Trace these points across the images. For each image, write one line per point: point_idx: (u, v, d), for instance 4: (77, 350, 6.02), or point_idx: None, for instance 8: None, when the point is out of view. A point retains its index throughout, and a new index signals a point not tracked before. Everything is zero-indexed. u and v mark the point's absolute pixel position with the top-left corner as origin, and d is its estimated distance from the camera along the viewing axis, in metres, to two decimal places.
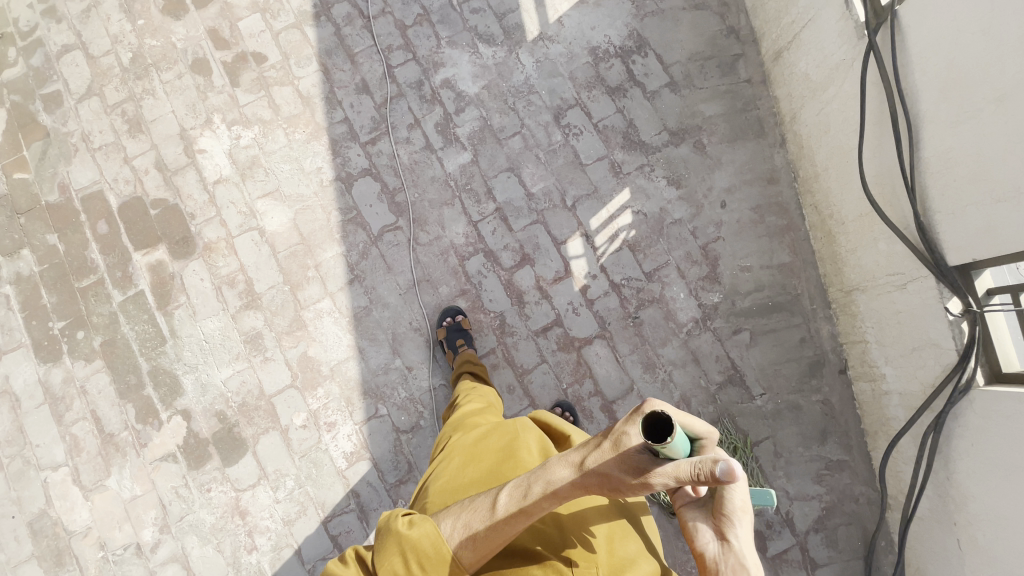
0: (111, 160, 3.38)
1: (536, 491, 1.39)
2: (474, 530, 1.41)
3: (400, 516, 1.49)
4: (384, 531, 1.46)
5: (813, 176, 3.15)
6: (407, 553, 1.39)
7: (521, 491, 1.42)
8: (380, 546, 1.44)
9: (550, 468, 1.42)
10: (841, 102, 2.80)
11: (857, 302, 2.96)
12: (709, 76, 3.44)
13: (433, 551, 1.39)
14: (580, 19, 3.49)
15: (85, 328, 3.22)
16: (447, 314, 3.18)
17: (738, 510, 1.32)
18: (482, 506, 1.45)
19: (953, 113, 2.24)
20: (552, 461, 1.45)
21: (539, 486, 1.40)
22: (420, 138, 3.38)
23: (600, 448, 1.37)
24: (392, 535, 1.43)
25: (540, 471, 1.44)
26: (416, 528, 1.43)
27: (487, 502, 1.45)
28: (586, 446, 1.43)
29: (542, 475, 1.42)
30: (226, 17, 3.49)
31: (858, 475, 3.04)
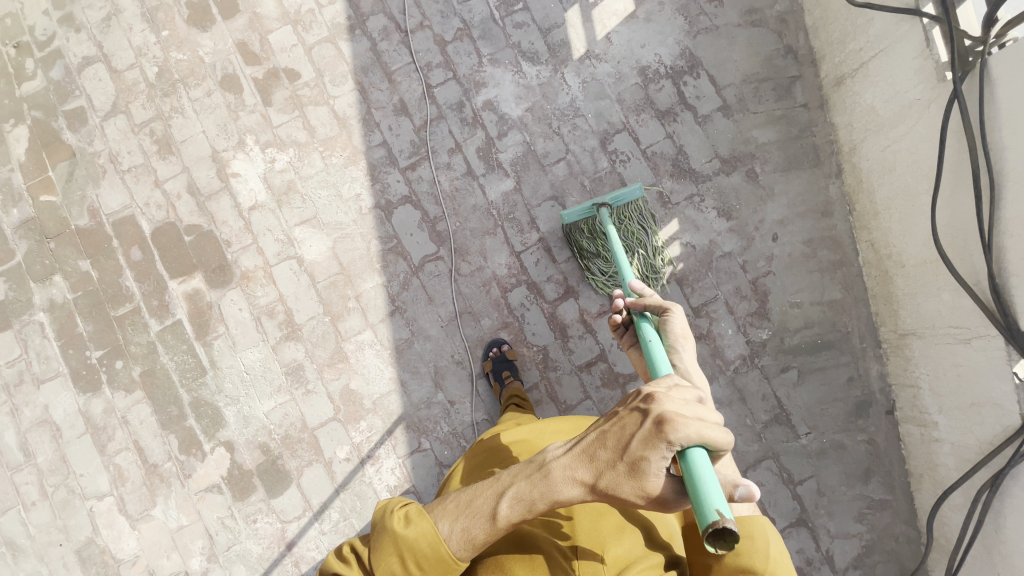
0: (142, 183, 3.26)
1: (542, 508, 1.29)
2: (474, 536, 1.32)
3: (396, 510, 1.39)
4: (378, 526, 1.38)
5: (871, 212, 3.04)
6: (404, 554, 1.32)
7: (526, 505, 1.30)
8: (374, 542, 1.36)
9: (555, 484, 1.29)
10: (912, 143, 2.71)
11: (912, 346, 2.92)
12: (763, 100, 3.27)
13: (431, 553, 1.32)
14: (629, 35, 3.31)
15: (124, 358, 3.18)
16: (493, 346, 3.15)
17: (680, 336, 1.73)
18: (481, 513, 1.32)
19: None
20: (555, 470, 1.30)
21: (544, 502, 1.29)
22: (461, 163, 3.27)
23: (615, 471, 1.26)
24: (387, 535, 1.34)
25: (544, 483, 1.29)
26: (412, 526, 1.34)
27: (486, 508, 1.33)
28: (593, 458, 1.29)
29: (545, 485, 1.29)
30: (255, 29, 3.31)
31: (899, 515, 3.05)
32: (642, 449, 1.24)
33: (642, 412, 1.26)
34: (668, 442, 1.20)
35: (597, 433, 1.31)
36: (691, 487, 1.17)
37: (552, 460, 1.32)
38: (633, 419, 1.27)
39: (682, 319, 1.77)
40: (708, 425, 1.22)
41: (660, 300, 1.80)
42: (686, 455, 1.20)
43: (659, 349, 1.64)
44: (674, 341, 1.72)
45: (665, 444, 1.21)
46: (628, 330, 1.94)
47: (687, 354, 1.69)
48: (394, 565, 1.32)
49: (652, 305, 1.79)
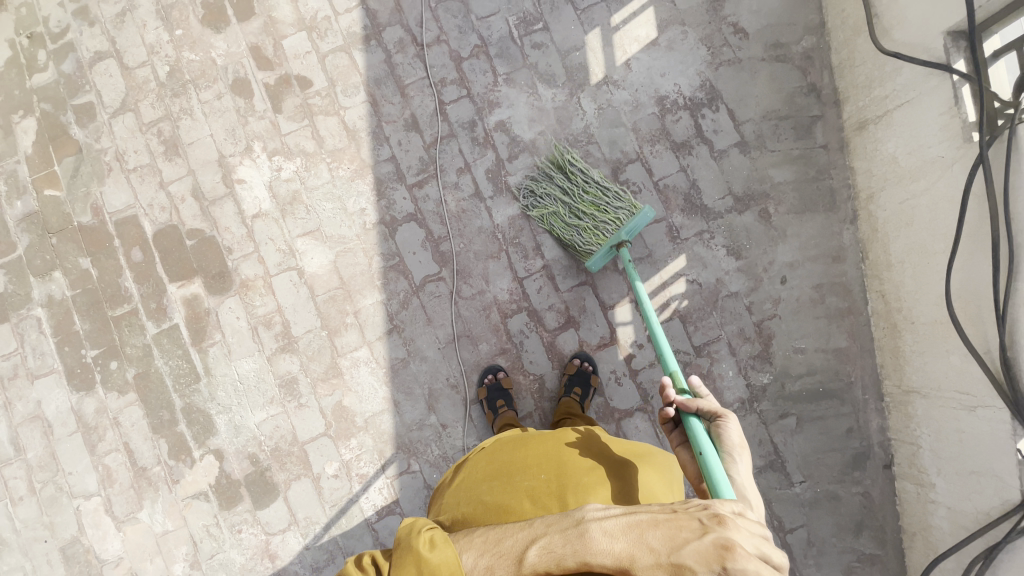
0: (147, 184, 3.23)
1: (572, 565, 1.26)
2: None
3: (423, 532, 1.39)
4: (404, 545, 1.36)
5: (885, 263, 2.97)
6: None
7: (556, 558, 1.27)
8: (395, 560, 1.34)
9: (594, 548, 1.27)
10: (932, 200, 2.64)
11: (916, 404, 2.87)
12: (782, 138, 3.20)
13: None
14: (649, 63, 3.23)
15: (119, 359, 3.17)
16: (488, 372, 3.10)
17: (736, 446, 1.73)
18: (509, 554, 1.30)
19: None
20: (594, 532, 1.29)
21: (575, 560, 1.26)
22: (469, 184, 3.22)
23: (658, 564, 1.24)
24: (411, 555, 1.32)
25: (579, 541, 1.28)
26: (437, 552, 1.33)
27: (516, 550, 1.30)
28: (634, 540, 1.27)
29: (582, 546, 1.27)
30: (270, 33, 3.26)
31: (889, 571, 2.99)
32: (693, 558, 1.21)
33: (705, 525, 1.26)
34: (724, 567, 1.19)
35: (650, 518, 1.30)
36: None
37: (594, 523, 1.31)
38: (692, 526, 1.26)
39: (737, 428, 1.77)
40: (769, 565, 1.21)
41: (713, 405, 1.81)
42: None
43: (716, 460, 1.63)
44: (730, 452, 1.72)
45: (718, 566, 1.19)
46: (675, 427, 1.92)
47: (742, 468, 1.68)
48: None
49: (706, 409, 1.79)
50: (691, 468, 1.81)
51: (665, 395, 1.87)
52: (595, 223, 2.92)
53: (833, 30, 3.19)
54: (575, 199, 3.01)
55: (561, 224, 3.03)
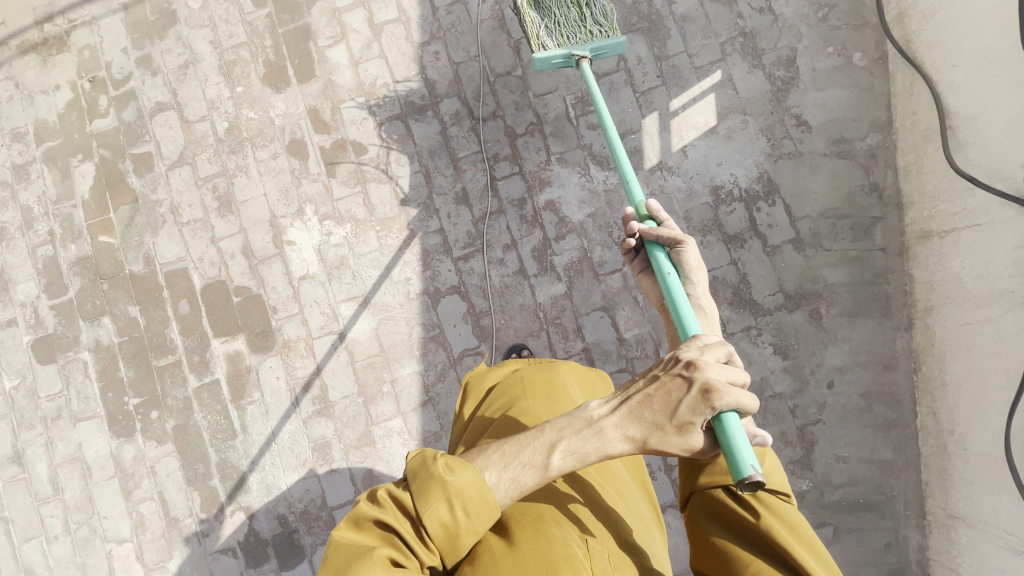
0: (199, 239, 3.32)
1: (595, 460, 1.30)
2: (524, 485, 1.28)
3: (436, 456, 1.28)
4: (420, 472, 1.26)
5: (939, 381, 2.90)
6: (453, 500, 1.23)
7: (579, 458, 1.29)
8: (416, 488, 1.24)
9: (607, 440, 1.30)
10: (999, 331, 2.58)
11: (960, 531, 2.78)
12: (839, 237, 3.12)
13: (479, 499, 1.25)
14: (706, 151, 3.21)
15: (159, 409, 3.25)
16: (512, 350, 3.10)
17: (694, 268, 1.74)
18: (534, 463, 1.29)
19: None
20: (608, 428, 1.31)
21: (596, 456, 1.29)
22: (514, 261, 3.21)
23: (665, 431, 1.30)
24: (435, 482, 1.23)
25: (596, 440, 1.30)
26: (458, 474, 1.25)
27: (538, 459, 1.29)
28: (641, 418, 1.32)
29: (597, 443, 1.30)
30: (329, 97, 3.33)
31: None
32: (690, 414, 1.30)
33: (687, 379, 1.32)
34: (713, 406, 1.28)
35: (644, 394, 1.33)
36: (727, 449, 1.29)
37: (601, 418, 1.32)
38: (678, 385, 1.32)
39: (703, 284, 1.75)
40: (738, 381, 1.33)
41: (674, 232, 1.76)
42: (726, 419, 1.30)
43: (679, 284, 1.66)
44: (689, 272, 1.74)
45: (709, 409, 1.29)
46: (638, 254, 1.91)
47: (701, 285, 1.73)
48: (442, 512, 1.23)
49: (667, 236, 1.74)
50: (653, 292, 1.86)
51: (626, 226, 1.82)
52: (569, 31, 2.81)
53: (900, 130, 3.09)
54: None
55: (531, 9, 2.84)
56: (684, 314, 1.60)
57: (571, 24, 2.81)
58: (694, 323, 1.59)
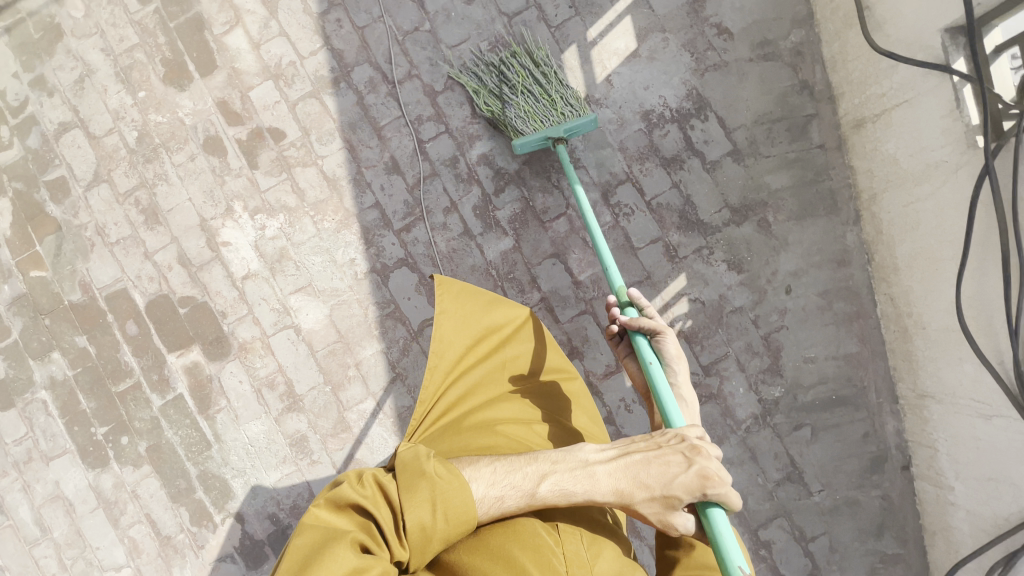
0: (132, 256, 3.21)
1: (582, 499, 1.69)
2: (507, 507, 1.65)
3: (428, 460, 1.65)
4: (415, 473, 1.61)
5: (892, 267, 2.90)
6: (437, 502, 1.57)
7: (567, 494, 1.68)
8: (404, 485, 1.59)
9: (599, 486, 1.71)
10: (938, 205, 2.58)
11: (931, 409, 2.83)
12: (776, 142, 3.08)
13: (460, 507, 1.58)
14: (631, 76, 3.12)
15: (129, 433, 3.20)
16: None
17: (676, 357, 2.12)
18: (526, 489, 1.67)
19: None
20: (602, 473, 1.72)
21: (584, 496, 1.69)
22: (457, 223, 3.13)
23: (653, 495, 1.72)
24: (424, 481, 1.59)
25: (590, 484, 1.70)
26: (445, 478, 1.61)
27: (529, 486, 1.67)
28: (634, 475, 1.73)
29: (585, 487, 1.69)
30: (236, 86, 3.19)
31: (913, 568, 2.95)
32: (680, 490, 1.71)
33: (685, 457, 1.74)
34: (702, 491, 1.70)
35: (646, 456, 1.75)
36: (717, 543, 1.65)
37: (599, 465, 1.74)
38: (678, 458, 1.74)
39: (685, 373, 2.13)
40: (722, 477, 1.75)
41: (655, 322, 2.16)
42: (711, 508, 1.70)
43: (660, 371, 2.02)
44: (669, 360, 2.12)
45: (701, 493, 1.71)
46: (622, 340, 2.31)
47: (680, 373, 2.11)
48: (424, 510, 1.55)
49: (648, 326, 2.14)
50: (637, 375, 2.23)
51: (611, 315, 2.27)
52: (538, 111, 2.84)
53: (821, 21, 3.04)
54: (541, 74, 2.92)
55: (500, 112, 2.94)
56: (666, 398, 1.96)
57: (541, 107, 2.84)
58: (677, 409, 1.95)
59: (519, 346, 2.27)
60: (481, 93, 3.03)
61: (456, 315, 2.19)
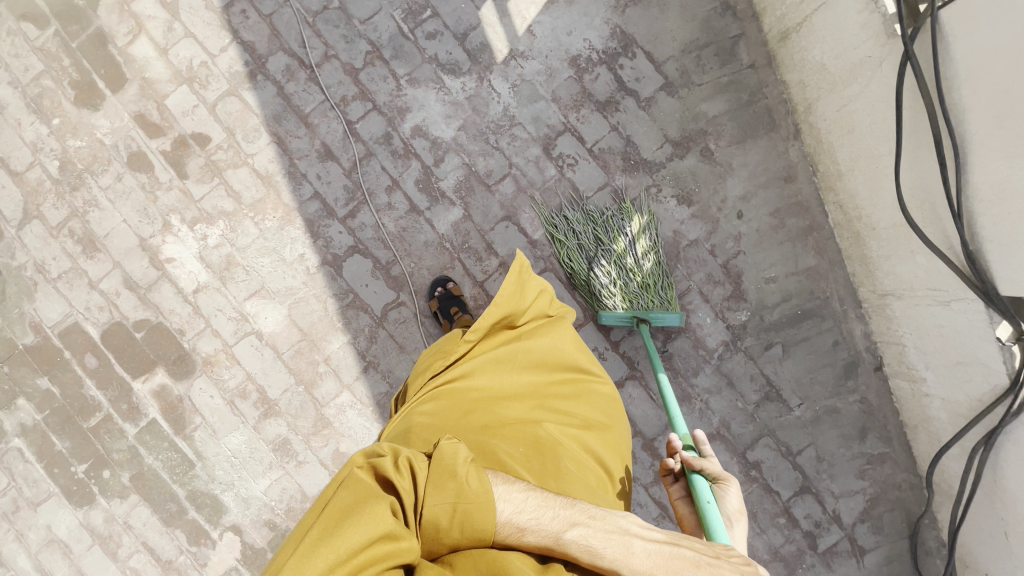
0: (77, 288, 3.12)
1: (609, 563, 1.53)
2: (524, 541, 1.55)
3: (464, 462, 1.58)
4: (450, 467, 1.56)
5: (836, 174, 2.92)
6: (459, 506, 1.51)
7: (592, 551, 1.54)
8: (433, 478, 1.54)
9: (632, 559, 1.54)
10: (868, 102, 2.60)
11: (893, 306, 2.87)
12: (707, 68, 3.05)
13: (479, 523, 1.51)
14: (552, 24, 3.07)
15: (110, 466, 3.14)
16: (438, 284, 3.03)
17: (735, 514, 1.91)
18: (552, 530, 1.56)
19: (1008, 142, 2.07)
20: (639, 548, 1.55)
21: (613, 559, 1.53)
22: (402, 201, 3.08)
23: None
24: (454, 482, 1.52)
25: (624, 555, 1.54)
26: (476, 485, 1.54)
27: (556, 529, 1.56)
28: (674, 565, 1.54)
29: (616, 550, 1.54)
30: (150, 96, 3.08)
31: (899, 464, 3.03)
32: None
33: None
34: None
35: (697, 553, 1.56)
36: None
37: (640, 538, 1.57)
38: (732, 570, 1.55)
39: (743, 535, 1.89)
40: None
41: (719, 468, 1.97)
42: None
43: (718, 514, 1.81)
44: (730, 516, 1.90)
45: None
46: (675, 480, 2.07)
47: (739, 532, 1.88)
48: (444, 506, 1.50)
49: (713, 471, 1.94)
50: (689, 521, 1.98)
51: (671, 449, 2.05)
52: (627, 287, 2.90)
53: None
54: (631, 244, 2.97)
55: (585, 273, 2.96)
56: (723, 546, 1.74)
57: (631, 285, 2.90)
58: None
59: (551, 337, 2.16)
60: (565, 245, 3.00)
61: (505, 301, 2.08)
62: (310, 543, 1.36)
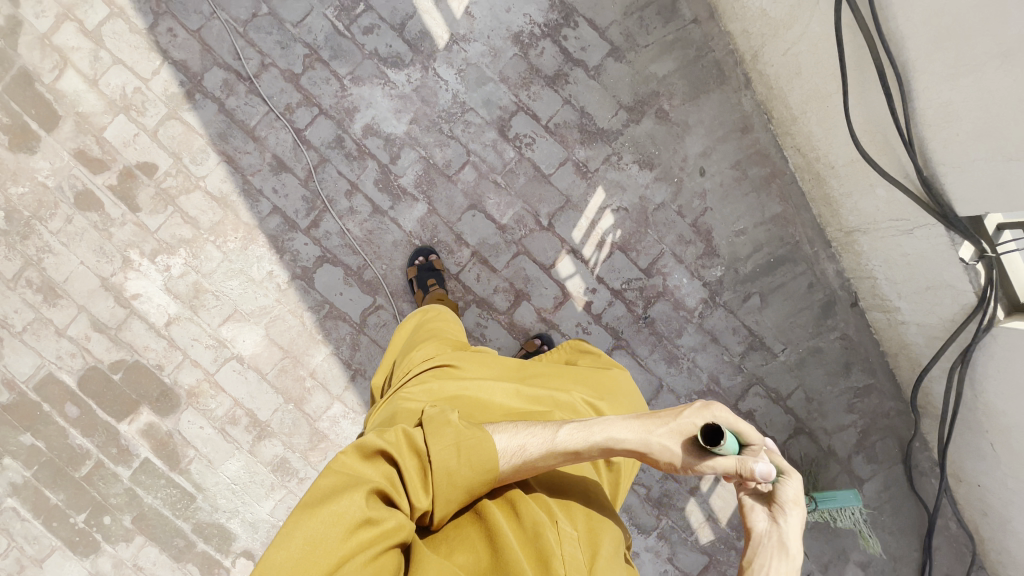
0: (45, 338, 3.03)
1: (600, 440, 1.45)
2: (528, 454, 1.42)
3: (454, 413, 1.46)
4: (440, 420, 1.41)
5: (790, 118, 2.93)
6: (461, 446, 1.37)
7: (583, 438, 1.45)
8: (429, 430, 1.39)
9: (614, 427, 1.47)
10: (811, 43, 2.60)
11: (860, 242, 2.91)
12: (651, 28, 3.02)
13: (483, 457, 1.37)
14: (489, 2, 3.00)
15: (109, 512, 3.09)
16: (420, 253, 3.01)
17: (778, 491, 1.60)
18: (542, 435, 1.46)
19: (948, 64, 2.08)
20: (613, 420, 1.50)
21: (602, 438, 1.45)
22: (364, 204, 3.03)
23: (669, 428, 1.45)
24: (451, 429, 1.39)
25: (603, 426, 1.48)
26: (474, 431, 1.41)
27: (546, 434, 1.47)
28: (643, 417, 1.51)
29: (604, 426, 1.48)
30: (87, 131, 2.97)
31: (885, 393, 3.11)
32: (689, 417, 1.46)
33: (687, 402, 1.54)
34: (707, 411, 1.46)
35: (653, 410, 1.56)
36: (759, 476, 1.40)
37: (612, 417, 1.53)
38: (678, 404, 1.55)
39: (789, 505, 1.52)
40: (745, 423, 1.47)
41: None
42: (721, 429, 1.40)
43: None
44: None
45: (703, 413, 1.46)
46: None
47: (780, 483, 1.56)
48: (446, 455, 1.35)
49: None
50: None
51: None
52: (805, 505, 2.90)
53: None
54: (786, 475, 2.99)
55: None
56: None
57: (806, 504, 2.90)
58: None
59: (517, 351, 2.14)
60: None
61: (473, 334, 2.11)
62: (285, 530, 1.17)
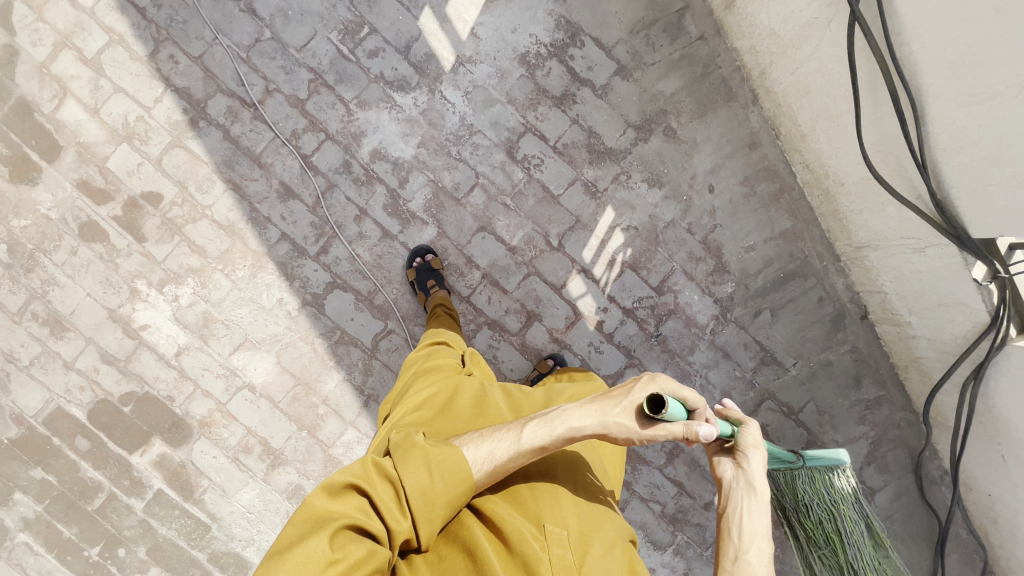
0: (53, 371, 3.00)
1: (561, 432, 1.48)
2: (498, 457, 1.45)
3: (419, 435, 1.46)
4: (406, 447, 1.42)
5: (799, 135, 2.93)
6: (430, 465, 1.38)
7: (546, 433, 1.48)
8: (398, 458, 1.39)
9: (570, 415, 1.52)
10: (821, 63, 2.61)
11: (871, 257, 2.92)
12: (658, 46, 3.01)
13: (455, 469, 1.39)
14: (495, 23, 2.97)
15: (123, 544, 3.07)
16: (418, 253, 2.98)
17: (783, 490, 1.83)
18: (507, 435, 1.48)
19: (964, 91, 2.09)
20: (569, 409, 1.53)
21: (562, 429, 1.49)
22: (373, 228, 3.01)
23: (619, 407, 1.51)
24: (419, 454, 1.39)
25: (561, 416, 1.51)
26: (439, 448, 1.42)
27: (511, 434, 1.49)
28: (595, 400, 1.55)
29: (562, 418, 1.51)
30: (89, 161, 2.93)
31: (895, 404, 3.14)
32: (636, 392, 1.53)
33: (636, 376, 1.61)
34: (652, 382, 1.55)
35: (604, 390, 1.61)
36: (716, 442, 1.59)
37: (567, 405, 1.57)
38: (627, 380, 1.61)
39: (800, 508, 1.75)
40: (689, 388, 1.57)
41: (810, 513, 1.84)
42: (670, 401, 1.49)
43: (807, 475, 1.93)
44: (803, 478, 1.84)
45: (650, 386, 1.54)
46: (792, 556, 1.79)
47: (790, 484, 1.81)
48: (418, 478, 1.36)
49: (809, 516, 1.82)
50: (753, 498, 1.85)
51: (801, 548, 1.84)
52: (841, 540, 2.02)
53: None
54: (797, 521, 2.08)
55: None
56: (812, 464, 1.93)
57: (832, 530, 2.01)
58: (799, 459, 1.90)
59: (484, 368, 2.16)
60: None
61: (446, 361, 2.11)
62: None
